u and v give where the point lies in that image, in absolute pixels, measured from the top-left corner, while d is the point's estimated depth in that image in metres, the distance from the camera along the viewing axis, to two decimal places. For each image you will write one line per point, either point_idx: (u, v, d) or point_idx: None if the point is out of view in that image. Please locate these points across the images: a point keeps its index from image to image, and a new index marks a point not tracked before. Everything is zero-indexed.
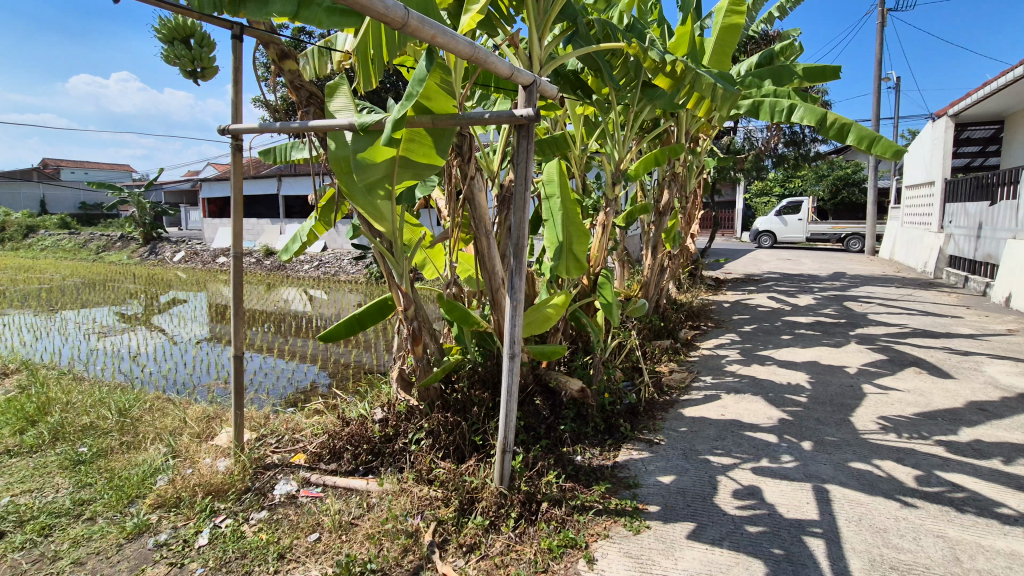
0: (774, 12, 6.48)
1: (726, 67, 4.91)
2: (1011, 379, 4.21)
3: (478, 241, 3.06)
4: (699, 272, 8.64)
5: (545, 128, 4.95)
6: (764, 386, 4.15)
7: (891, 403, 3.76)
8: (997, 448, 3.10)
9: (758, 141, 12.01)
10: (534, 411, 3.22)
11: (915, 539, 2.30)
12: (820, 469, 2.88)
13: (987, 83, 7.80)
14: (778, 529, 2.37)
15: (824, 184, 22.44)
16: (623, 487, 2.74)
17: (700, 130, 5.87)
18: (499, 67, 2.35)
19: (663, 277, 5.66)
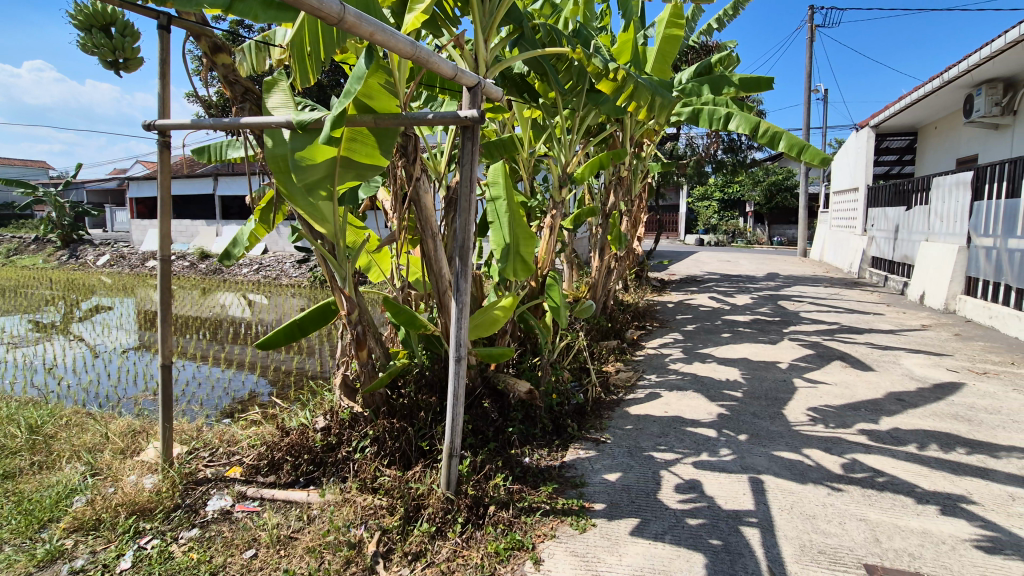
0: (713, 24, 6.77)
1: (667, 75, 5.08)
2: (924, 371, 4.56)
3: (425, 243, 3.01)
4: (645, 274, 8.90)
5: (493, 130, 4.95)
6: (705, 383, 4.30)
7: (820, 396, 3.99)
8: (912, 435, 3.34)
9: (699, 147, 12.52)
10: (482, 414, 3.20)
11: (841, 523, 2.44)
12: (755, 461, 3.01)
13: (903, 97, 8.45)
14: (717, 521, 2.46)
15: (760, 190, 23.59)
16: (570, 486, 2.77)
17: (644, 136, 6.05)
18: (442, 68, 2.32)
19: (611, 278, 5.77)
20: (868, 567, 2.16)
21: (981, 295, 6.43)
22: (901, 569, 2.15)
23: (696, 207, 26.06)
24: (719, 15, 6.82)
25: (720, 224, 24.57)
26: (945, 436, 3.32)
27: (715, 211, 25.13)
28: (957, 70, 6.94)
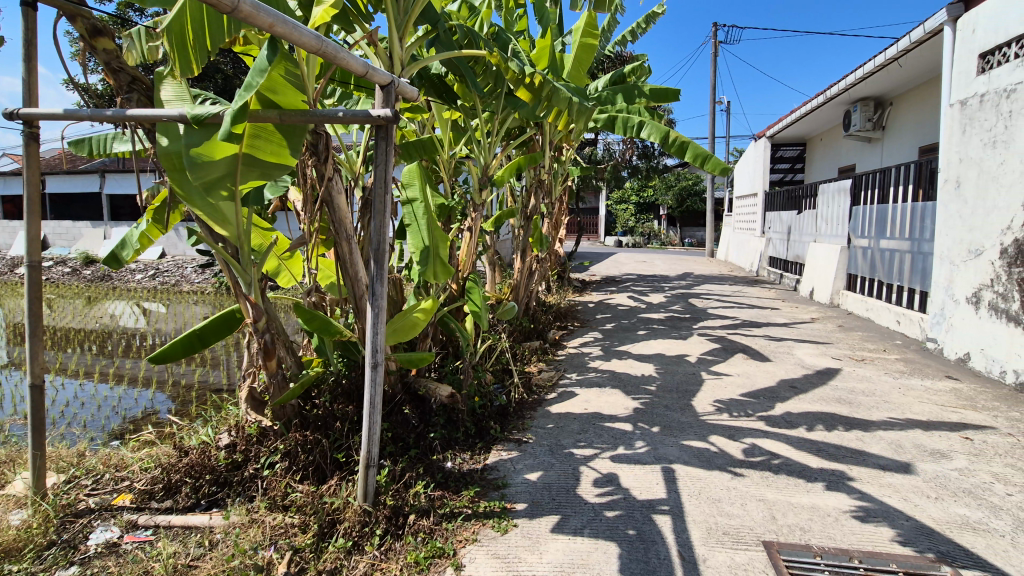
0: (626, 36, 7.08)
1: (584, 82, 5.23)
2: (813, 360, 5.01)
3: (339, 246, 2.87)
4: (566, 275, 9.13)
5: (412, 131, 4.86)
6: (623, 379, 4.46)
7: (724, 386, 4.29)
8: (803, 418, 3.67)
9: (615, 153, 13.07)
10: (403, 421, 3.11)
11: (742, 505, 2.62)
12: (667, 451, 3.17)
13: (794, 110, 9.25)
14: (632, 511, 2.55)
15: (672, 194, 25.05)
16: (492, 488, 2.77)
17: (563, 140, 6.22)
18: (351, 64, 2.22)
19: (533, 280, 5.84)
20: (766, 543, 2.33)
21: (859, 290, 7.19)
22: (793, 543, 2.34)
23: (614, 210, 27.13)
24: (633, 27, 7.14)
25: (637, 227, 25.77)
26: (830, 417, 3.68)
27: (632, 213, 26.32)
28: (838, 88, 7.73)
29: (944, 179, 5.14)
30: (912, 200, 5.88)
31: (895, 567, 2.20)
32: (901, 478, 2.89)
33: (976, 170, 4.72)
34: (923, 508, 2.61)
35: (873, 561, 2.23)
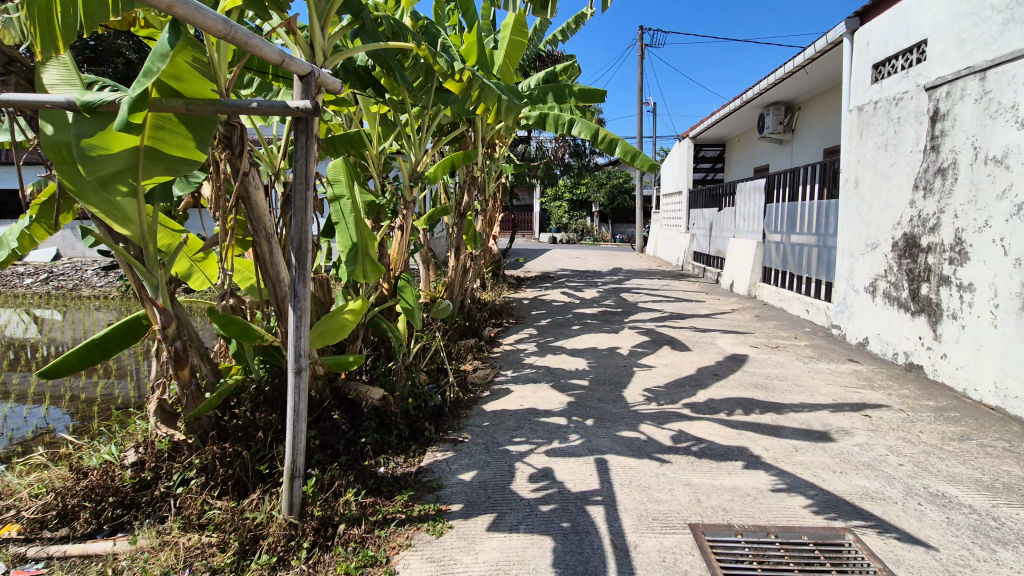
0: (557, 36, 7.18)
1: (513, 80, 5.26)
2: (734, 348, 5.31)
3: (257, 244, 2.69)
4: (502, 272, 9.16)
5: (338, 124, 4.74)
6: (557, 374, 4.53)
7: (653, 376, 4.46)
8: (724, 403, 3.88)
9: (548, 151, 13.30)
10: (332, 427, 2.99)
11: (670, 490, 2.73)
12: (600, 443, 3.24)
13: (714, 113, 9.74)
14: (566, 504, 2.59)
15: (603, 192, 25.83)
16: (427, 491, 2.72)
17: (496, 137, 6.23)
18: (266, 53, 2.08)
19: (467, 278, 5.80)
20: (692, 526, 2.44)
21: (773, 282, 7.71)
22: (717, 523, 2.46)
23: (548, 207, 27.57)
24: (563, 28, 7.25)
25: (571, 223, 26.35)
26: (748, 402, 3.91)
27: (566, 210, 26.85)
28: (752, 93, 8.22)
29: (845, 178, 5.60)
30: (818, 198, 6.36)
31: (807, 538, 2.37)
32: (811, 455, 3.12)
33: (871, 170, 5.17)
34: (830, 481, 2.82)
35: (788, 535, 2.39)
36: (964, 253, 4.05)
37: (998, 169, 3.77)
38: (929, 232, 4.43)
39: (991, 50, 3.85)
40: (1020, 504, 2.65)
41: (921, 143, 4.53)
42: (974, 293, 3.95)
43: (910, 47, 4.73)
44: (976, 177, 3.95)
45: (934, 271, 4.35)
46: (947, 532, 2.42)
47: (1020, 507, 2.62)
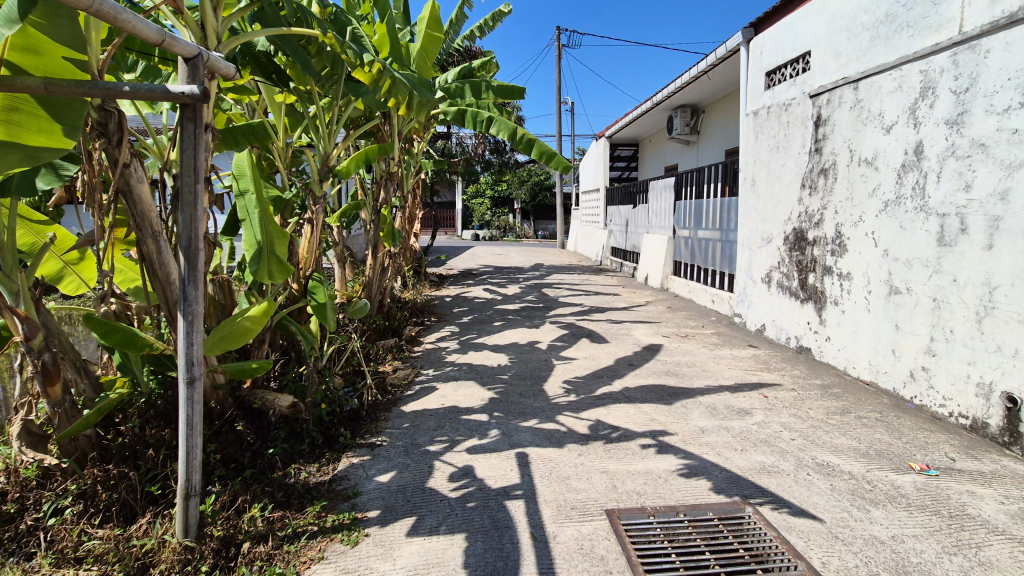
0: (474, 32, 7.16)
1: (431, 74, 5.15)
2: (648, 339, 5.56)
3: (142, 242, 2.43)
4: (423, 270, 9.00)
5: (239, 114, 4.45)
6: (479, 371, 4.51)
7: (572, 369, 4.57)
8: (638, 392, 4.05)
9: (468, 147, 13.30)
10: (236, 439, 2.82)
11: (588, 479, 2.80)
12: (520, 437, 3.26)
13: (628, 113, 10.15)
14: (487, 501, 2.58)
15: (524, 188, 26.27)
16: (341, 499, 2.60)
17: (414, 131, 6.10)
18: (143, 31, 1.87)
19: (386, 276, 5.62)
20: (608, 511, 2.52)
21: (683, 275, 8.17)
22: (631, 507, 2.56)
23: (471, 204, 27.52)
24: (480, 23, 7.22)
25: (493, 220, 26.55)
26: (660, 389, 4.11)
27: (488, 208, 26.99)
28: (662, 95, 8.64)
29: (743, 177, 6.03)
30: (721, 196, 6.82)
31: (712, 515, 2.52)
32: (716, 436, 3.33)
33: (766, 170, 5.61)
34: (732, 459, 3.03)
35: (696, 512, 2.54)
36: (843, 245, 4.49)
37: (869, 169, 4.21)
38: (814, 227, 4.87)
39: (862, 62, 4.29)
40: (889, 467, 2.99)
41: (807, 145, 4.97)
42: (851, 281, 4.39)
43: (797, 57, 5.18)
44: (852, 176, 4.39)
45: (819, 262, 4.79)
46: (831, 498, 2.67)
47: (889, 469, 2.96)
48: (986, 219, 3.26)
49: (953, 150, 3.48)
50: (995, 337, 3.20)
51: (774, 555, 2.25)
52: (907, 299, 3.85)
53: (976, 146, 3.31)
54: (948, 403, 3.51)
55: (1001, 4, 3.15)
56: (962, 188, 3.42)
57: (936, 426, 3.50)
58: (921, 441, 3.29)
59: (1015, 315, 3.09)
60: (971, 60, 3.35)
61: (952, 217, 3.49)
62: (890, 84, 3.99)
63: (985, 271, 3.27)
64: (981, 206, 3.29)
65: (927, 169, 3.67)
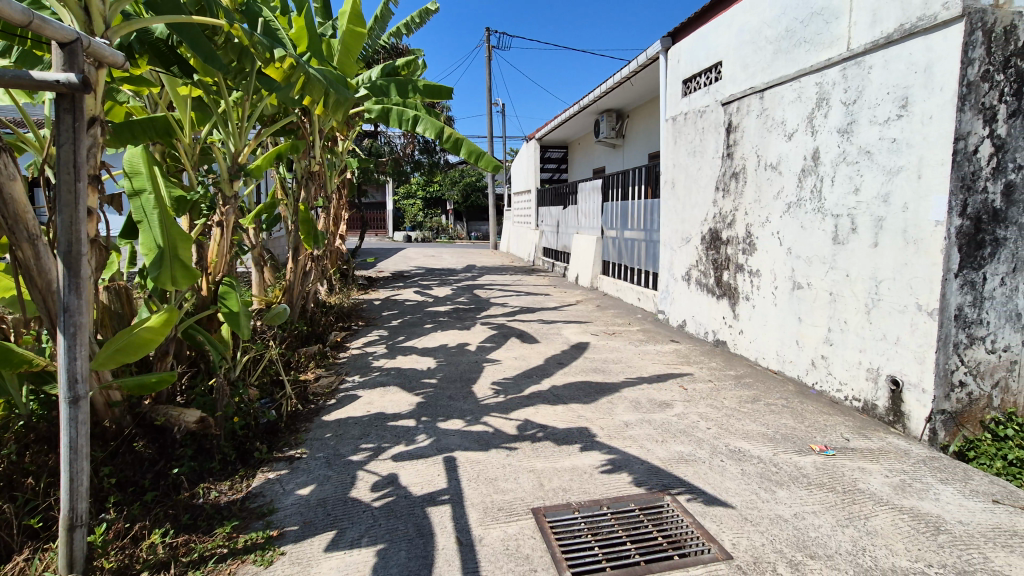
0: (400, 29, 7.03)
1: (352, 70, 4.99)
2: (576, 337, 5.69)
3: (15, 247, 2.17)
4: (350, 273, 8.73)
5: (139, 107, 4.12)
6: (407, 375, 4.42)
7: (501, 370, 4.58)
8: (566, 390, 4.13)
9: (397, 146, 13.05)
10: (135, 460, 2.60)
11: (514, 479, 2.81)
12: (448, 441, 3.23)
13: (557, 116, 10.34)
14: (410, 509, 2.53)
15: (457, 189, 26.23)
16: (255, 518, 2.45)
17: (336, 129, 5.89)
18: (5, 12, 1.67)
19: (309, 280, 5.39)
20: (534, 510, 2.54)
21: (611, 274, 8.43)
22: (557, 504, 2.60)
23: (402, 206, 27.03)
24: (407, 21, 7.10)
25: (426, 221, 26.30)
26: (588, 386, 4.21)
27: (421, 209, 26.63)
28: (588, 99, 8.88)
29: (664, 180, 6.31)
30: (644, 197, 7.09)
31: (633, 506, 2.61)
32: (639, 429, 3.45)
33: (684, 173, 5.90)
34: (652, 451, 3.16)
35: (618, 504, 2.62)
36: (752, 244, 4.80)
37: (774, 173, 4.52)
38: (728, 227, 5.17)
39: (767, 73, 4.60)
40: (792, 450, 3.22)
41: (720, 150, 5.27)
42: (760, 278, 4.70)
43: (710, 67, 5.48)
44: (759, 180, 4.70)
45: (732, 260, 5.09)
46: (742, 482, 2.85)
47: (793, 452, 3.19)
48: (872, 220, 3.59)
49: (844, 157, 3.80)
50: (881, 327, 3.53)
51: (689, 540, 2.36)
52: (807, 293, 4.17)
53: (863, 153, 3.64)
54: (844, 388, 3.84)
55: (881, 26, 3.48)
56: (852, 192, 3.75)
57: (834, 409, 3.82)
58: (821, 424, 3.58)
59: (896, 306, 3.41)
60: (857, 75, 3.67)
61: (844, 217, 3.81)
62: (791, 95, 4.31)
63: (872, 267, 3.59)
64: (868, 208, 3.61)
65: (823, 173, 3.99)
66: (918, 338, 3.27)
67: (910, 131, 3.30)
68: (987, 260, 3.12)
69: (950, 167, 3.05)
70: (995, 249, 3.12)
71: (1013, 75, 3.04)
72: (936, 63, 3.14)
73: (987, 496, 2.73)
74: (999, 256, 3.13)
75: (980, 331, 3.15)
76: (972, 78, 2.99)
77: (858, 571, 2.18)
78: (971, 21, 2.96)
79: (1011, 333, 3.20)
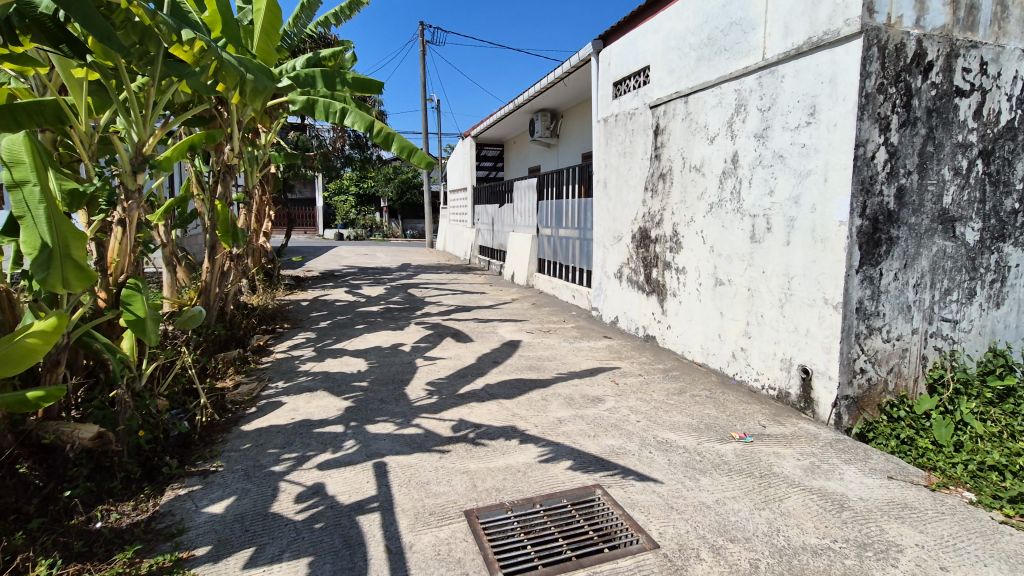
0: (329, 19, 6.76)
1: (273, 59, 4.73)
2: (511, 335, 5.70)
3: None
4: (276, 273, 8.31)
5: (24, 89, 3.69)
6: (336, 379, 4.25)
7: (435, 370, 4.51)
8: (501, 388, 4.12)
9: (325, 141, 12.57)
10: (18, 484, 2.32)
11: (447, 482, 2.76)
12: (379, 445, 3.13)
13: (492, 114, 10.31)
14: (338, 519, 2.42)
15: (391, 186, 25.68)
16: (162, 539, 2.25)
17: (258, 120, 5.58)
18: None
19: (229, 280, 5.07)
20: (467, 512, 2.50)
21: (547, 272, 8.53)
22: (490, 504, 2.58)
23: (333, 202, 26.06)
24: (336, 11, 6.82)
25: (359, 218, 25.54)
26: (522, 383, 4.23)
27: (353, 206, 25.79)
28: (523, 98, 8.91)
29: (597, 179, 6.45)
30: (578, 196, 7.22)
31: (565, 501, 2.63)
32: (572, 425, 3.49)
33: (615, 173, 6.05)
34: (585, 445, 3.20)
35: (551, 501, 2.63)
36: (679, 243, 5.00)
37: (698, 175, 4.73)
38: (656, 226, 5.35)
39: (691, 79, 4.80)
40: (715, 439, 3.38)
41: (649, 151, 5.44)
42: (686, 275, 4.91)
43: (639, 71, 5.65)
44: (685, 181, 4.89)
45: (660, 258, 5.28)
46: (669, 471, 2.95)
47: (715, 440, 3.35)
48: (785, 219, 3.82)
49: (760, 160, 4.02)
50: (793, 320, 3.77)
51: (619, 532, 2.41)
52: (728, 289, 4.39)
53: (777, 157, 3.86)
54: (761, 377, 4.08)
55: (792, 38, 3.71)
56: (767, 193, 3.97)
57: (753, 398, 4.05)
58: (740, 412, 3.79)
59: (806, 301, 3.65)
60: (771, 83, 3.89)
61: (760, 217, 4.04)
62: (713, 100, 4.51)
63: (785, 264, 3.83)
64: (781, 209, 3.85)
65: (741, 176, 4.22)
66: (826, 329, 3.51)
67: (818, 137, 3.54)
68: (883, 257, 3.41)
69: (852, 172, 3.30)
70: (889, 247, 3.42)
71: (903, 89, 3.33)
72: (840, 75, 3.37)
73: (883, 473, 2.99)
74: (892, 254, 3.43)
75: (878, 323, 3.44)
76: (870, 90, 3.25)
77: (773, 551, 2.31)
78: (868, 37, 3.22)
79: (903, 324, 3.51)
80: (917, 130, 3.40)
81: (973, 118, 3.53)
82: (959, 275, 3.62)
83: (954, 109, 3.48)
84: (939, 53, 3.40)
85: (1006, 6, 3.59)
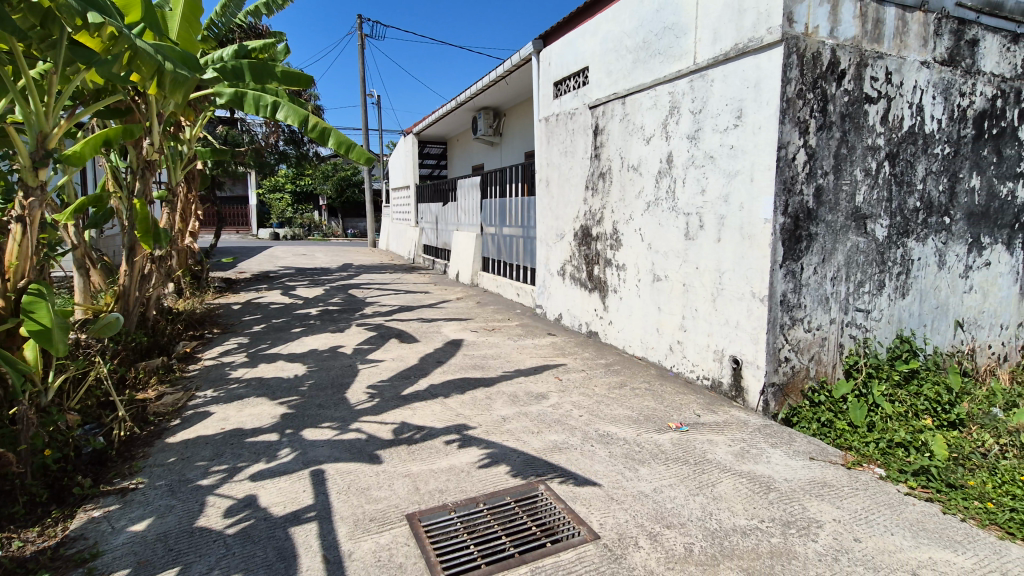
0: (260, 9, 6.45)
1: (196, 48, 4.46)
2: (455, 335, 5.66)
3: None
4: (204, 274, 7.85)
5: None
6: (270, 385, 4.07)
7: (377, 372, 4.40)
8: (444, 388, 4.08)
9: (257, 136, 12.06)
10: None
11: (388, 486, 2.71)
12: (316, 452, 3.02)
13: (434, 111, 10.18)
14: (271, 531, 2.32)
15: (330, 184, 24.89)
16: (73, 566, 2.08)
17: (181, 113, 5.24)
18: None
19: (150, 283, 4.74)
20: (409, 516, 2.46)
21: (491, 270, 8.54)
22: (433, 507, 2.55)
23: (267, 199, 24.89)
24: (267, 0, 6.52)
25: (296, 217, 24.57)
26: (466, 383, 4.21)
27: (289, 203, 24.78)
28: (465, 95, 8.85)
29: (539, 178, 6.50)
30: (521, 195, 7.26)
31: (508, 499, 2.64)
32: (516, 422, 3.51)
33: (557, 172, 6.14)
34: (528, 442, 3.23)
35: (494, 499, 2.63)
36: (619, 240, 5.13)
37: (636, 174, 4.87)
38: (597, 224, 5.46)
39: (628, 81, 4.92)
40: (653, 429, 3.50)
41: (589, 151, 5.55)
42: (626, 271, 5.05)
43: (578, 71, 5.74)
44: (623, 180, 5.03)
45: (601, 255, 5.40)
46: (609, 463, 3.02)
47: (653, 431, 3.47)
48: (716, 217, 4.00)
49: (693, 160, 4.19)
50: (725, 313, 3.96)
51: (561, 525, 2.45)
52: (665, 285, 4.55)
53: (708, 158, 4.04)
54: (696, 368, 4.26)
55: (720, 44, 3.88)
56: (699, 192, 4.14)
57: (688, 389, 4.22)
58: (677, 403, 3.94)
59: (736, 294, 3.84)
60: (702, 87, 4.06)
61: (694, 215, 4.21)
62: (648, 102, 4.65)
63: (716, 259, 4.01)
64: (712, 207, 4.02)
65: (676, 175, 4.38)
66: (754, 321, 3.70)
67: (744, 139, 3.73)
68: (803, 252, 3.64)
69: (775, 172, 3.49)
70: (809, 243, 3.65)
71: (820, 95, 3.57)
72: (763, 80, 3.56)
73: (806, 454, 3.19)
74: (812, 249, 3.66)
75: (800, 314, 3.67)
76: (790, 95, 3.46)
77: (706, 534, 2.42)
78: (788, 45, 3.43)
79: (822, 314, 3.76)
80: (832, 133, 3.65)
81: (880, 124, 3.83)
82: (870, 268, 3.92)
83: (864, 115, 3.75)
84: (851, 62, 3.66)
85: (907, 22, 3.90)
